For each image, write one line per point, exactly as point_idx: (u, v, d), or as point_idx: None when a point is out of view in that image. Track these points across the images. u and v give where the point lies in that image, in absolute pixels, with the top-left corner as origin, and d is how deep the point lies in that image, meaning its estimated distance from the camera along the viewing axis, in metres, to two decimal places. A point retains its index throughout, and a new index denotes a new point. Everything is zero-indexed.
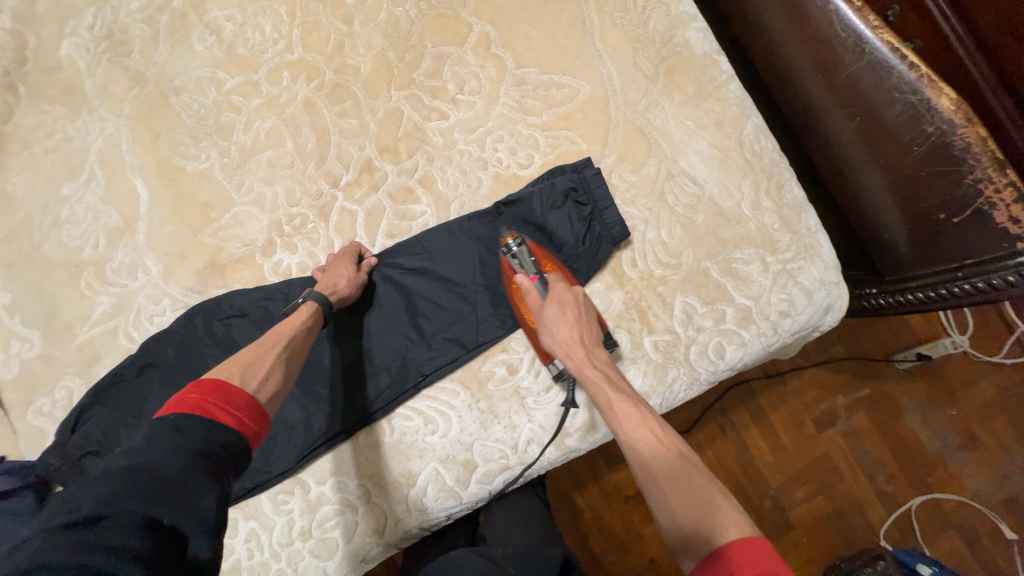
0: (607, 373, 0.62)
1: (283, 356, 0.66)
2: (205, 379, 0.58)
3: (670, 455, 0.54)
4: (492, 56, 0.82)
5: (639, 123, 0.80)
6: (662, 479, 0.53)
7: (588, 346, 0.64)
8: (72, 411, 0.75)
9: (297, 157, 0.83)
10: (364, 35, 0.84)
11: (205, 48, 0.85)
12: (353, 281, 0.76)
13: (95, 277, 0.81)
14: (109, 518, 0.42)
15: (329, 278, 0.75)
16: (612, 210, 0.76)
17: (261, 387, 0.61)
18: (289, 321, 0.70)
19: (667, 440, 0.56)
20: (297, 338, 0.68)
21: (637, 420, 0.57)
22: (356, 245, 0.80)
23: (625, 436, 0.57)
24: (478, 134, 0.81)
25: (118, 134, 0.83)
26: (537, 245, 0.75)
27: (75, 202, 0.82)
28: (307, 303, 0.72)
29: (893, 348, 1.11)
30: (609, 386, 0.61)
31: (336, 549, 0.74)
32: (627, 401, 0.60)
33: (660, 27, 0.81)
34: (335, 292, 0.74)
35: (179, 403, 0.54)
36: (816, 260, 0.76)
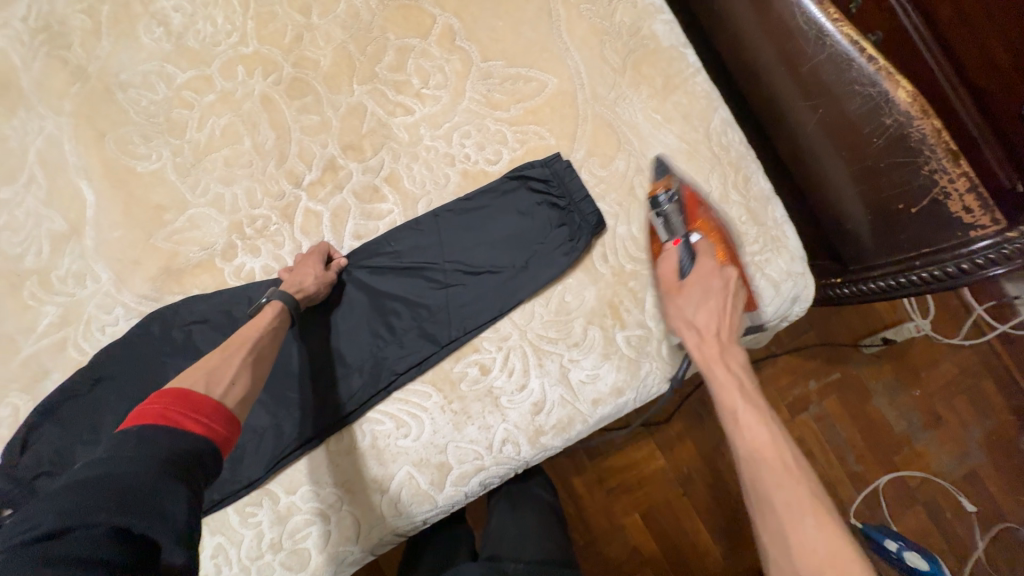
0: (738, 377, 0.64)
1: (250, 359, 0.63)
2: (169, 387, 0.55)
3: (794, 485, 0.55)
4: (457, 49, 0.80)
5: (608, 116, 0.79)
6: (781, 513, 0.54)
7: (723, 341, 0.66)
8: (19, 430, 0.71)
9: (255, 155, 0.79)
10: (323, 27, 0.80)
11: (153, 42, 0.80)
12: (320, 278, 0.73)
13: (40, 286, 0.76)
14: (73, 532, 0.40)
15: (295, 277, 0.72)
16: (588, 202, 0.75)
17: (229, 392, 0.58)
18: (255, 321, 0.68)
19: (800, 479, 0.56)
20: (264, 341, 0.65)
21: (771, 454, 0.58)
22: (324, 243, 0.77)
23: (752, 457, 0.58)
24: (444, 129, 0.79)
25: (59, 133, 0.78)
26: (693, 197, 0.74)
27: (14, 206, 0.77)
28: (273, 302, 0.69)
29: (861, 334, 1.14)
30: (738, 390, 0.63)
31: (309, 560, 0.72)
32: (765, 426, 0.60)
33: (627, 19, 0.80)
34: (301, 291, 0.71)
35: (141, 413, 0.52)
36: (782, 251, 0.78)
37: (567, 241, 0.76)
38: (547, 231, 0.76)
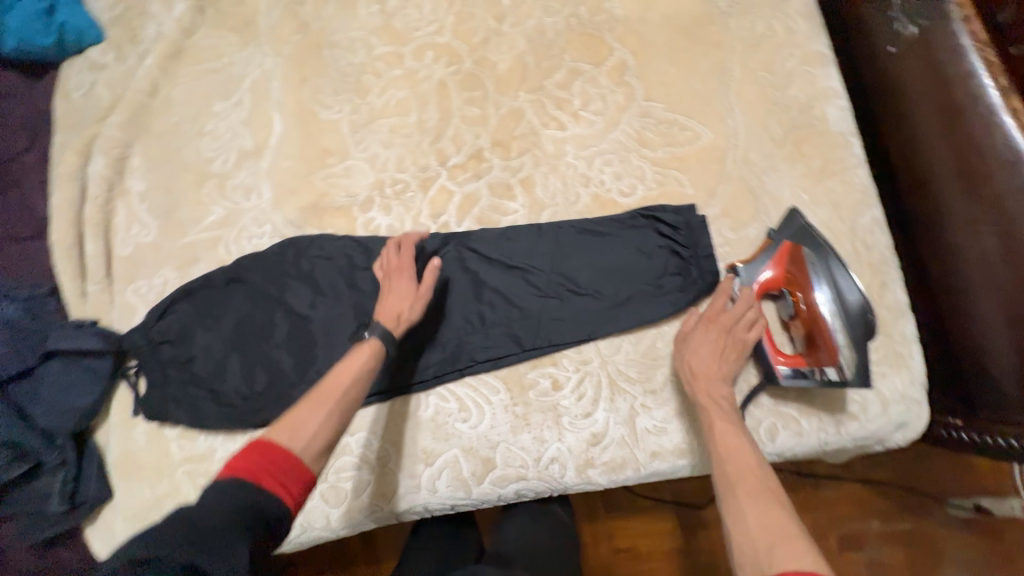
0: (720, 404, 0.65)
1: (336, 411, 0.62)
2: (256, 442, 0.57)
3: (755, 483, 0.56)
4: (624, 83, 0.84)
5: (753, 182, 0.78)
6: (745, 498, 0.54)
7: (711, 377, 0.67)
8: (163, 299, 0.83)
9: (416, 129, 0.88)
10: (510, 36, 0.88)
11: (368, 15, 0.92)
12: (413, 302, 0.73)
13: (216, 188, 0.89)
14: (156, 561, 0.44)
15: (390, 304, 0.72)
16: (711, 260, 0.74)
17: (310, 441, 0.59)
18: (350, 361, 0.67)
19: (763, 471, 0.57)
20: (355, 384, 0.65)
21: (741, 450, 0.60)
22: (391, 247, 0.76)
23: (723, 455, 0.60)
24: (589, 152, 0.83)
25: (273, 71, 0.92)
26: (766, 262, 0.71)
27: (221, 119, 0.91)
28: (370, 340, 0.69)
29: (950, 490, 1.00)
30: (716, 413, 0.65)
31: (343, 500, 0.78)
32: (739, 431, 0.62)
33: (801, 95, 0.80)
34: (398, 320, 0.71)
35: (231, 469, 0.54)
36: (903, 371, 0.73)
37: (676, 290, 0.75)
38: (658, 276, 0.76)
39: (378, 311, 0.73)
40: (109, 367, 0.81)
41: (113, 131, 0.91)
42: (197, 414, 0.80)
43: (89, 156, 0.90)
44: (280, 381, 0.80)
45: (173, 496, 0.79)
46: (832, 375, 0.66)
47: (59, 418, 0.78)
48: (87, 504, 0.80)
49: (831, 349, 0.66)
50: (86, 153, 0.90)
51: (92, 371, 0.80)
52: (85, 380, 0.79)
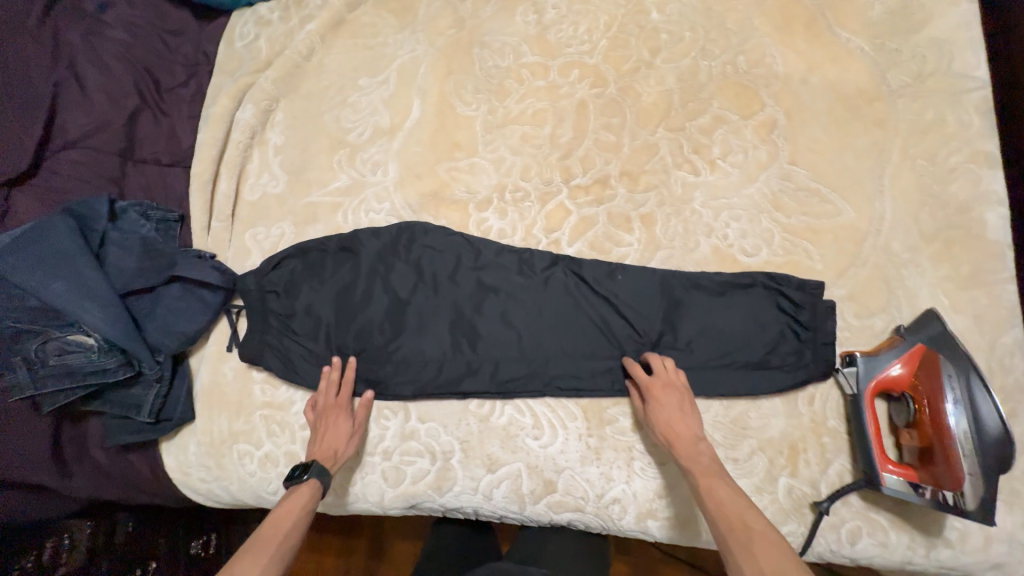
0: (708, 462, 0.66)
1: (277, 552, 0.63)
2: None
3: (746, 530, 0.57)
4: (770, 141, 0.81)
5: (888, 273, 0.75)
6: (737, 550, 0.56)
7: (688, 438, 0.68)
8: (277, 253, 0.86)
9: (548, 142, 0.89)
10: (661, 70, 0.87)
11: (524, 22, 0.93)
12: (350, 439, 0.77)
13: (347, 158, 0.92)
14: None
15: (327, 443, 0.76)
16: (831, 347, 0.71)
17: None
18: (284, 508, 0.68)
19: (756, 517, 0.58)
20: (294, 526, 0.66)
21: (731, 504, 0.60)
22: (329, 385, 0.79)
23: (713, 510, 0.61)
24: (719, 203, 0.81)
25: (423, 58, 0.95)
26: (892, 361, 0.68)
27: (364, 94, 0.95)
28: (307, 482, 0.71)
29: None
30: (714, 479, 0.64)
31: (401, 482, 0.80)
32: (724, 483, 0.63)
33: (960, 194, 0.75)
34: (335, 458, 0.75)
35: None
36: (1012, 508, 0.68)
37: (785, 366, 0.72)
38: (770, 348, 0.73)
39: (313, 451, 0.75)
40: (219, 302, 0.86)
41: (266, 83, 0.96)
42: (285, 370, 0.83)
43: (238, 101, 0.96)
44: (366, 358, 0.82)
45: (250, 436, 0.84)
46: (950, 498, 0.62)
47: (167, 338, 0.83)
48: (173, 420, 0.86)
49: (956, 470, 0.62)
50: (236, 99, 0.95)
51: (204, 303, 0.85)
52: (196, 309, 0.84)
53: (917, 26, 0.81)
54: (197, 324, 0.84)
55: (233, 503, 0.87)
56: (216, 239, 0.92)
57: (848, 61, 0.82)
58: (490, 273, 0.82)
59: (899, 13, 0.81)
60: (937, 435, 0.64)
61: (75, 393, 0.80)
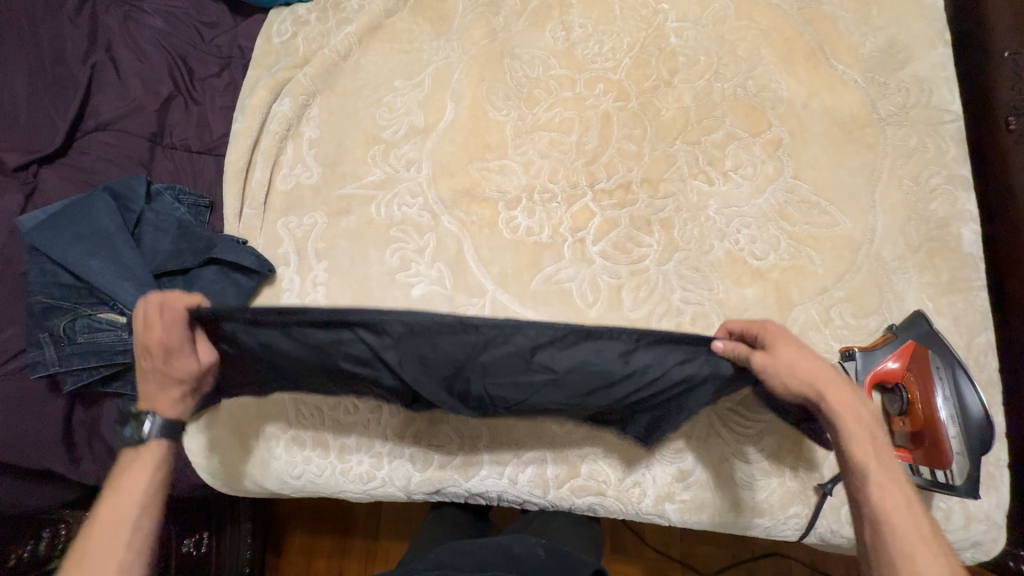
0: (876, 435, 0.63)
1: (143, 525, 0.63)
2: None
3: (909, 523, 0.58)
4: (776, 157, 0.90)
5: (881, 278, 0.83)
6: (892, 548, 0.57)
7: (845, 397, 0.63)
8: None
9: (574, 149, 0.95)
10: (678, 89, 0.95)
11: (552, 38, 1.00)
12: (197, 379, 0.68)
13: (381, 153, 0.97)
14: None
15: (166, 393, 0.67)
16: None
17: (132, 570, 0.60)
18: (131, 478, 0.65)
19: (908, 504, 0.59)
20: (154, 492, 0.66)
21: (896, 510, 0.59)
22: (153, 315, 0.64)
23: (871, 499, 0.60)
24: (731, 210, 0.89)
25: (456, 65, 1.01)
26: (885, 356, 0.76)
27: (399, 94, 1.00)
28: (146, 446, 0.67)
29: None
30: (875, 456, 0.61)
31: (429, 466, 0.83)
32: (888, 469, 0.61)
33: (940, 212, 0.85)
34: (184, 401, 0.69)
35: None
36: (989, 493, 0.76)
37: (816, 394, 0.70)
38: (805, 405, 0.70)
39: (151, 397, 0.68)
40: (252, 283, 0.88)
41: (303, 79, 1.00)
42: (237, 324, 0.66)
43: (275, 95, 0.99)
44: (329, 355, 0.66)
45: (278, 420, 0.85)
46: (940, 474, 0.70)
47: None
48: None
49: (944, 450, 0.70)
50: (273, 92, 0.99)
51: (237, 285, 0.87)
52: (228, 290, 0.86)
53: (901, 64, 0.92)
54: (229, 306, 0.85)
55: (254, 489, 0.88)
56: (249, 226, 0.94)
57: (843, 90, 0.92)
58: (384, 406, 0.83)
59: (886, 51, 0.92)
60: (928, 420, 0.73)
61: (99, 371, 0.79)
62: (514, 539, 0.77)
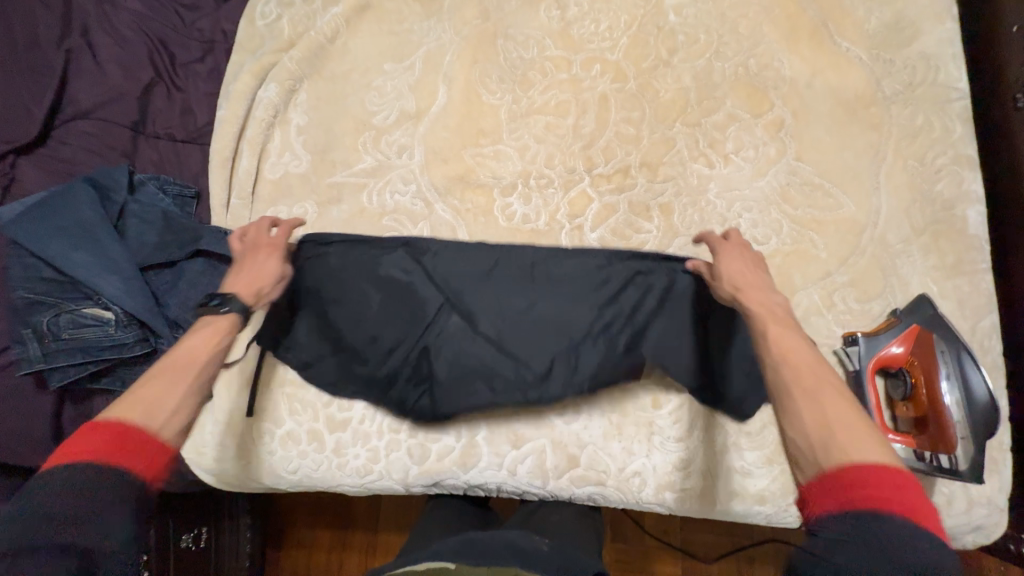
0: (777, 308, 0.63)
1: (194, 384, 0.58)
2: (94, 423, 0.51)
3: (815, 376, 0.54)
4: (778, 139, 0.88)
5: (885, 262, 0.82)
6: (799, 398, 0.53)
7: (757, 283, 0.67)
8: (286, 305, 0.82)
9: (570, 133, 0.92)
10: (678, 69, 0.92)
11: (547, 17, 0.96)
12: (275, 278, 0.73)
13: (371, 140, 0.94)
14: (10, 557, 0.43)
15: (251, 275, 0.71)
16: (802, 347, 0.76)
17: (170, 423, 0.54)
18: (199, 337, 0.61)
19: (817, 362, 0.55)
20: (213, 355, 0.61)
21: (796, 353, 0.56)
22: (264, 225, 0.78)
23: (775, 361, 0.56)
24: (732, 194, 0.87)
25: (448, 46, 0.97)
26: (888, 340, 0.75)
27: (389, 78, 0.96)
28: (224, 314, 0.64)
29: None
30: (786, 327, 0.60)
31: (426, 459, 0.82)
32: (787, 331, 0.59)
33: (946, 192, 0.83)
34: (257, 295, 0.70)
35: (66, 455, 0.48)
36: (993, 477, 0.76)
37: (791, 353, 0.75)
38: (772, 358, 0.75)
39: (233, 285, 0.70)
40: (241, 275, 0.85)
41: (289, 63, 0.96)
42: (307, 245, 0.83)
43: (260, 80, 0.96)
44: (381, 264, 0.83)
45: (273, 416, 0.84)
46: (945, 459, 0.69)
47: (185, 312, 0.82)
48: None
49: (948, 434, 0.69)
50: (259, 77, 0.96)
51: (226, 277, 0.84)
52: (216, 281, 0.83)
53: (908, 40, 0.89)
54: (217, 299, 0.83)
55: (249, 484, 0.87)
56: (238, 217, 0.92)
57: (847, 68, 0.89)
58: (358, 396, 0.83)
59: (892, 27, 0.89)
60: (931, 405, 0.72)
61: (88, 368, 0.77)
62: (520, 534, 0.73)
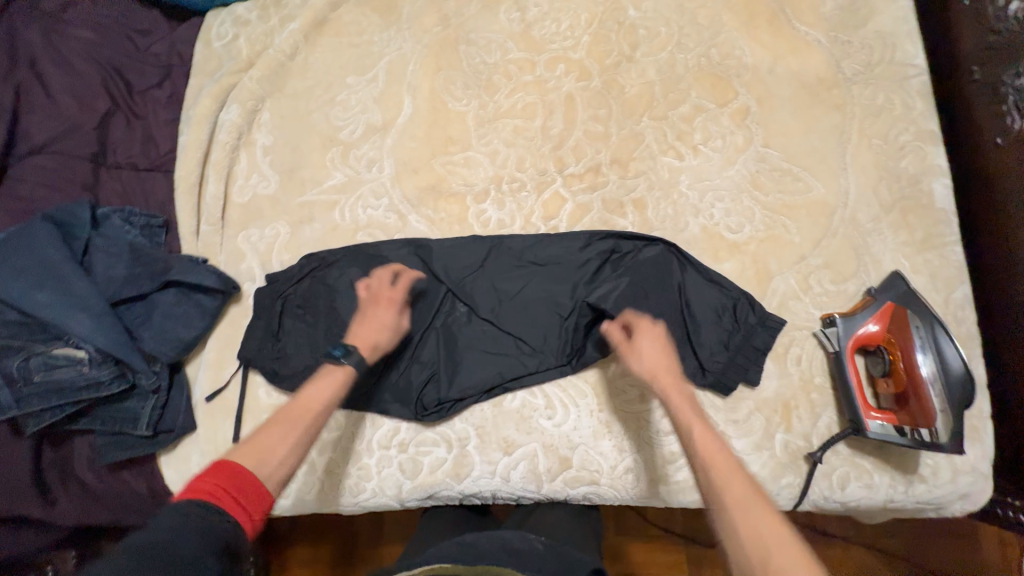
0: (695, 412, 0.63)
1: (306, 433, 0.62)
2: (216, 463, 0.57)
3: (738, 485, 0.54)
4: (745, 127, 0.88)
5: (856, 241, 0.83)
6: (731, 512, 0.52)
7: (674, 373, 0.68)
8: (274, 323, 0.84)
9: (539, 134, 0.92)
10: (641, 64, 0.92)
11: (507, 19, 0.96)
12: (388, 332, 0.75)
13: (340, 156, 0.93)
14: None
15: (368, 329, 0.74)
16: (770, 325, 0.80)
17: (275, 472, 0.59)
18: (320, 386, 0.67)
19: (737, 469, 0.56)
20: (325, 410, 0.65)
21: (720, 466, 0.56)
22: (386, 276, 0.80)
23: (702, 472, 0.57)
24: (703, 184, 0.87)
25: (410, 55, 0.96)
26: (864, 319, 0.76)
27: (353, 92, 0.95)
28: (343, 366, 0.69)
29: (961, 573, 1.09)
30: (704, 430, 0.61)
31: (419, 473, 0.81)
32: (708, 436, 0.60)
33: (911, 168, 0.85)
34: (373, 350, 0.73)
35: (193, 491, 0.54)
36: (974, 445, 0.77)
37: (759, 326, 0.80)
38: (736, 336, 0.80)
39: (356, 335, 0.74)
40: (218, 302, 0.84)
41: (250, 83, 0.95)
42: (310, 262, 0.87)
43: (222, 102, 0.95)
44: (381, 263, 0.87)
45: None
46: (925, 432, 0.70)
47: (161, 344, 0.80)
48: (172, 432, 0.81)
49: (928, 409, 0.70)
50: (220, 100, 0.94)
51: (202, 306, 0.83)
52: (191, 310, 0.82)
53: (863, 20, 0.90)
54: (194, 329, 0.81)
55: None
56: (209, 243, 0.90)
57: (807, 52, 0.90)
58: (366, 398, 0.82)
59: (848, 9, 0.90)
60: (911, 380, 0.73)
61: (63, 410, 0.75)
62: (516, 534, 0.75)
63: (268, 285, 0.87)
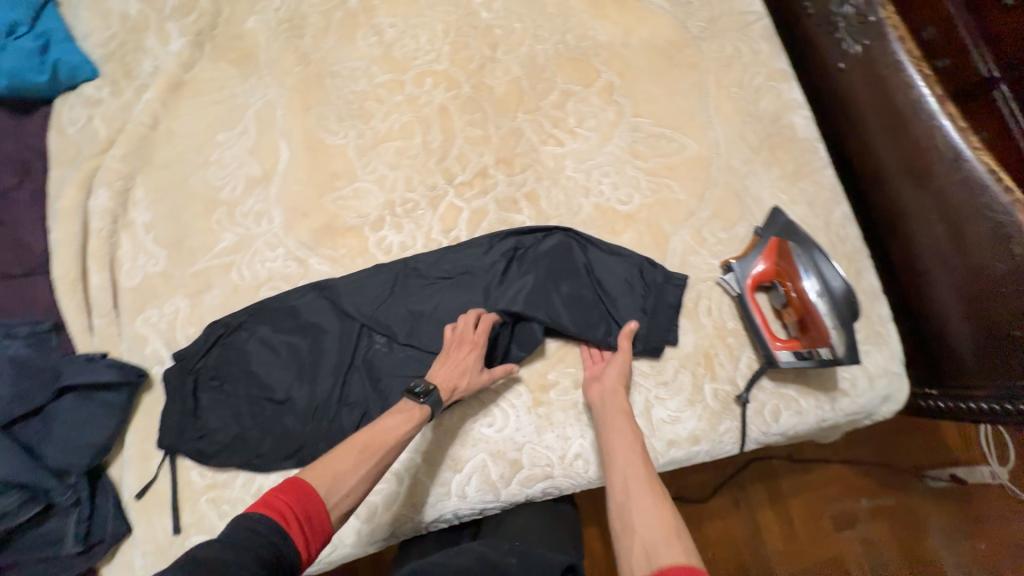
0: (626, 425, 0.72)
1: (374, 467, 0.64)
2: (291, 479, 0.58)
3: (646, 489, 0.62)
4: (613, 101, 0.91)
5: (737, 187, 0.87)
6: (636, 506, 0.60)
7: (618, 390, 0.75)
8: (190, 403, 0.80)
9: (421, 151, 0.92)
10: (504, 62, 0.94)
11: (367, 46, 0.97)
12: (468, 376, 0.75)
13: (226, 215, 0.90)
14: None
15: (449, 370, 0.75)
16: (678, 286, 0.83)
17: (343, 502, 0.60)
18: (395, 419, 0.69)
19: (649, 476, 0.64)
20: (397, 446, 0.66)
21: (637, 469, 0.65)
22: (473, 317, 0.78)
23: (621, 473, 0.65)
24: (588, 164, 0.89)
25: (277, 100, 0.95)
26: (755, 259, 0.80)
27: (226, 148, 0.93)
28: (422, 405, 0.70)
29: (925, 463, 1.16)
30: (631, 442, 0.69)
31: (373, 515, 0.77)
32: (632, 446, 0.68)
33: (771, 107, 0.90)
34: (452, 391, 0.74)
35: (267, 504, 0.55)
36: (882, 348, 0.82)
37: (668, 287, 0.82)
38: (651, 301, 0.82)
39: (437, 372, 0.75)
40: (126, 395, 0.80)
41: (115, 163, 0.91)
42: (214, 329, 0.84)
43: (89, 189, 0.91)
44: (289, 314, 0.85)
45: (198, 527, 0.77)
46: (826, 350, 0.74)
47: (71, 454, 0.75)
48: (104, 541, 0.76)
49: (822, 329, 0.74)
50: (86, 187, 0.90)
51: (109, 403, 0.79)
52: (96, 411, 0.78)
53: None
54: (104, 429, 0.77)
55: None
56: (106, 336, 0.85)
57: (652, 20, 0.94)
58: (303, 453, 0.78)
59: None
60: (805, 305, 0.77)
61: None
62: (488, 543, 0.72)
63: (177, 363, 0.82)
